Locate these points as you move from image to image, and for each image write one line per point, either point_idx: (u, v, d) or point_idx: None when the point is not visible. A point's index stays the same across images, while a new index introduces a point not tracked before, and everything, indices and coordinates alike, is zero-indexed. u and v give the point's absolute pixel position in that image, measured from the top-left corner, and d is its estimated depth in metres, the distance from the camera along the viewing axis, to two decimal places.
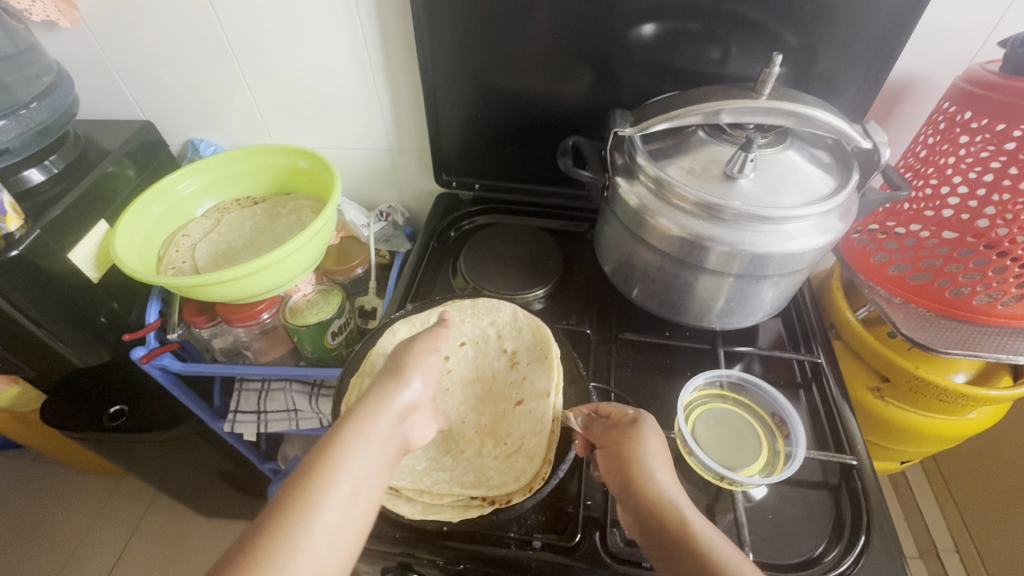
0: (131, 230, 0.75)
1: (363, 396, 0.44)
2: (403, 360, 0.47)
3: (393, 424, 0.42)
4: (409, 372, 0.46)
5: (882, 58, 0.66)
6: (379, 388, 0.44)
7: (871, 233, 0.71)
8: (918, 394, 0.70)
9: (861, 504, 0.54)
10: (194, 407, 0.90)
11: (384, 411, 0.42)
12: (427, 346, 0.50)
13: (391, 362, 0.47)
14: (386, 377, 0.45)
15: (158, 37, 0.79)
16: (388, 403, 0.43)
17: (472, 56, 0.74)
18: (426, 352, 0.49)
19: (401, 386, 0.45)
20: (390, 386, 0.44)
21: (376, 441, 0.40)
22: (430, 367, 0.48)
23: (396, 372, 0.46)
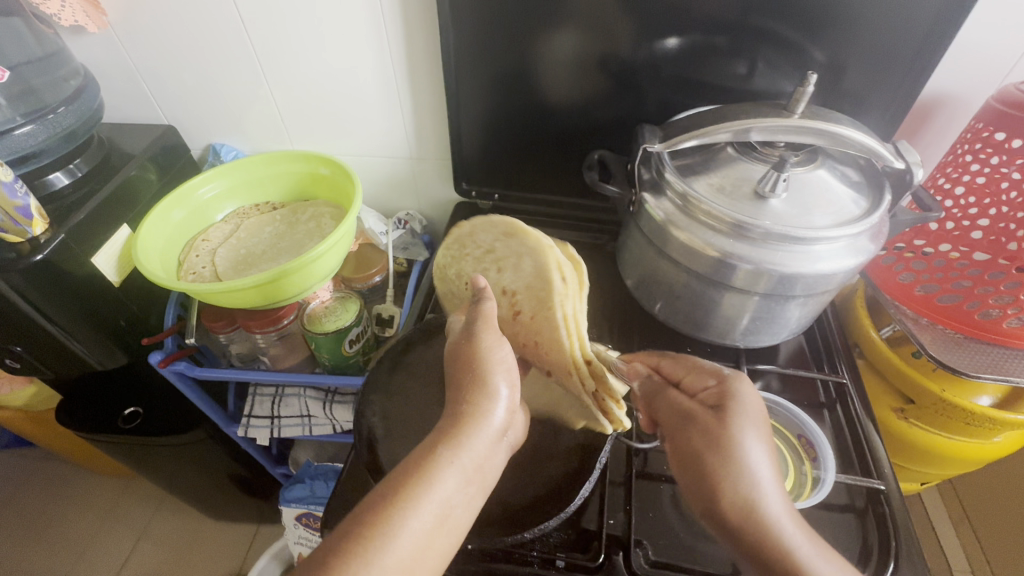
0: (152, 235, 0.75)
1: (452, 413, 0.45)
2: (483, 367, 0.47)
3: (489, 445, 0.44)
4: (495, 384, 0.47)
5: (911, 76, 0.65)
6: (472, 404, 0.45)
7: (897, 251, 0.71)
8: (943, 416, 0.69)
9: (889, 529, 0.54)
10: (209, 412, 0.90)
11: (480, 432, 0.44)
12: (497, 343, 0.49)
13: (468, 364, 0.48)
14: (474, 389, 0.46)
15: (184, 42, 0.79)
16: (482, 425, 0.44)
17: (497, 67, 0.74)
18: (503, 353, 0.49)
19: (492, 401, 0.46)
20: (485, 405, 0.46)
21: (469, 465, 0.42)
22: (512, 377, 0.49)
23: (487, 384, 0.46)
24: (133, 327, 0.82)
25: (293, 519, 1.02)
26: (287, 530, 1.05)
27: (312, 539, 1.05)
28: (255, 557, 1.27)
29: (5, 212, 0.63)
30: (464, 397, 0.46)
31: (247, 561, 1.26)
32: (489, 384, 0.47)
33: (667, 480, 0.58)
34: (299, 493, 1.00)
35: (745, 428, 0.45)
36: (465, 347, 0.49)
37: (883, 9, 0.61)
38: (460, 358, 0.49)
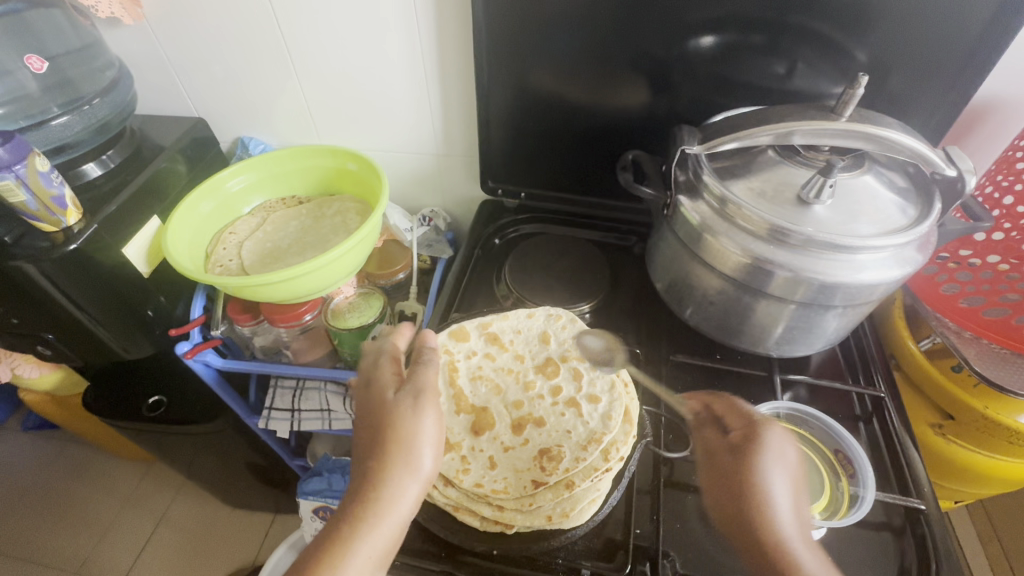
0: (181, 227, 0.75)
1: (367, 480, 0.44)
2: (407, 440, 0.46)
3: (402, 524, 0.44)
4: (419, 454, 0.46)
5: (962, 78, 0.62)
6: (389, 484, 0.44)
7: (941, 261, 0.68)
8: (984, 433, 0.66)
9: (929, 551, 0.51)
10: (232, 403, 0.91)
11: (394, 507, 0.44)
12: (421, 411, 0.47)
13: (387, 433, 0.46)
14: (392, 459, 0.45)
15: (215, 35, 0.79)
16: (397, 507, 0.44)
17: (526, 64, 0.73)
18: (428, 423, 0.47)
19: (411, 475, 0.45)
20: (403, 484, 0.45)
21: (376, 549, 0.42)
22: (439, 441, 0.48)
23: (407, 458, 0.45)
24: (161, 317, 0.83)
25: (310, 512, 1.03)
26: (304, 523, 1.05)
27: None
28: (270, 547, 1.28)
29: (42, 202, 0.64)
30: (379, 471, 0.44)
31: (263, 550, 1.28)
32: (407, 461, 0.45)
33: (695, 490, 0.56)
34: (317, 486, 1.00)
35: (769, 463, 0.47)
36: (398, 410, 0.47)
37: (934, 8, 0.58)
38: (381, 422, 0.47)
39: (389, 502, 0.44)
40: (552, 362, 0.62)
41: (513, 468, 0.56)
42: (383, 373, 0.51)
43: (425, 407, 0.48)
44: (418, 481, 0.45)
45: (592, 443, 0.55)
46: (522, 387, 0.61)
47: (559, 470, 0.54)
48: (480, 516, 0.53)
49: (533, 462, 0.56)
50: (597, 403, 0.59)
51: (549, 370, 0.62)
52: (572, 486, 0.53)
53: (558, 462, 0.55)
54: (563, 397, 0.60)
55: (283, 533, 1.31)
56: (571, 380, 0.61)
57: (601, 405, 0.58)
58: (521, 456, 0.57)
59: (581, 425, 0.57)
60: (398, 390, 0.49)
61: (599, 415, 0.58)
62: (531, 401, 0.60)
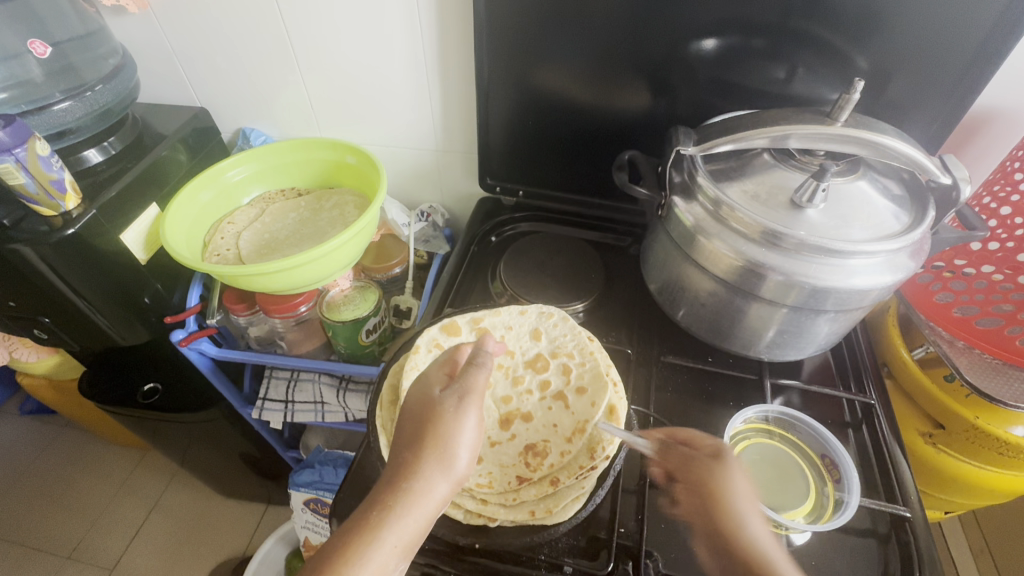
0: (179, 215, 0.76)
1: (398, 470, 0.44)
2: (443, 439, 0.45)
3: (427, 521, 0.44)
4: (453, 454, 0.45)
5: (963, 88, 0.62)
6: (421, 479, 0.44)
7: (935, 270, 0.68)
8: (975, 444, 0.66)
9: (912, 558, 0.51)
10: (226, 392, 0.92)
11: (422, 503, 0.43)
12: (463, 413, 0.46)
13: (426, 428, 0.45)
14: (427, 457, 0.44)
15: (219, 26, 0.80)
16: (424, 503, 0.43)
17: (526, 63, 0.74)
18: (468, 427, 0.46)
19: (443, 473, 0.44)
20: (433, 481, 0.44)
21: (400, 539, 0.42)
22: (473, 443, 0.46)
23: (442, 457, 0.44)
24: (157, 305, 0.83)
25: (301, 504, 1.03)
26: (294, 514, 1.05)
27: (318, 525, 1.05)
28: (261, 539, 1.28)
29: (41, 185, 0.64)
30: (413, 466, 0.44)
31: (253, 541, 1.28)
32: (441, 458, 0.44)
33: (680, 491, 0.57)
34: (308, 478, 1.00)
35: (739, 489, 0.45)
36: (442, 406, 0.46)
37: (935, 17, 0.58)
38: (422, 415, 0.46)
39: (420, 498, 0.43)
40: (543, 358, 0.62)
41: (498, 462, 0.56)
42: (434, 369, 0.50)
43: (469, 410, 0.47)
44: (446, 481, 0.45)
45: (578, 434, 0.55)
46: (511, 383, 0.61)
47: (544, 464, 0.54)
48: (463, 509, 0.53)
49: (519, 457, 0.56)
50: (583, 395, 0.59)
51: (538, 365, 0.62)
52: (560, 484, 0.53)
53: (545, 456, 0.55)
54: (552, 391, 0.60)
55: (275, 524, 1.32)
56: (560, 372, 0.61)
57: (587, 397, 0.58)
58: (508, 451, 0.56)
59: (567, 417, 0.57)
60: (445, 387, 0.48)
61: (584, 405, 0.58)
62: (520, 396, 0.60)
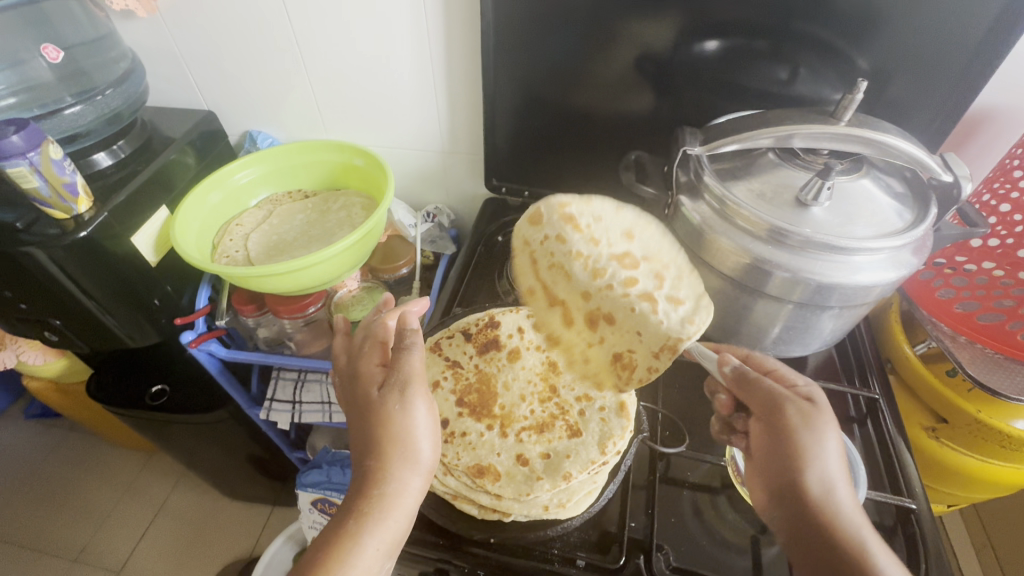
0: (189, 218, 0.77)
1: (363, 476, 0.45)
2: (391, 437, 0.46)
3: (409, 513, 0.46)
4: (410, 449, 0.46)
5: (962, 87, 0.63)
6: (394, 481, 0.45)
7: (936, 267, 0.69)
8: (977, 437, 0.67)
9: (919, 549, 0.52)
10: (233, 393, 0.92)
11: (399, 503, 0.45)
12: (409, 406, 0.47)
13: (375, 430, 0.46)
14: (388, 459, 0.45)
15: (227, 29, 0.80)
16: (403, 500, 0.46)
17: (533, 66, 0.75)
18: (419, 417, 0.47)
19: (410, 469, 0.46)
20: (405, 479, 0.46)
21: (383, 541, 0.44)
22: (428, 429, 0.48)
23: (404, 455, 0.46)
24: (166, 306, 0.83)
25: (309, 504, 1.04)
26: (302, 514, 1.06)
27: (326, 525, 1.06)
28: (268, 539, 1.29)
29: (54, 189, 0.65)
30: (377, 469, 0.45)
31: (260, 542, 1.28)
32: (404, 455, 0.46)
33: (689, 486, 0.57)
34: (315, 479, 1.01)
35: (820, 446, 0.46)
36: (389, 408, 0.46)
37: (934, 19, 0.59)
38: (371, 421, 0.47)
39: (396, 497, 0.45)
40: (631, 257, 0.54)
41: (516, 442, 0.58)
42: (369, 365, 0.51)
43: (418, 400, 0.47)
44: (417, 473, 0.47)
45: (666, 350, 0.53)
46: (592, 273, 0.55)
47: (634, 379, 0.56)
48: (478, 504, 0.54)
49: (612, 363, 0.58)
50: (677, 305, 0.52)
51: (625, 261, 0.54)
52: (575, 475, 0.54)
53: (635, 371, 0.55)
54: (638, 290, 0.54)
55: (281, 525, 1.32)
56: (652, 272, 0.53)
57: (681, 308, 0.52)
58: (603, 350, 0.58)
59: (652, 324, 0.53)
60: (383, 386, 0.48)
61: (677, 318, 0.52)
62: (599, 292, 0.55)
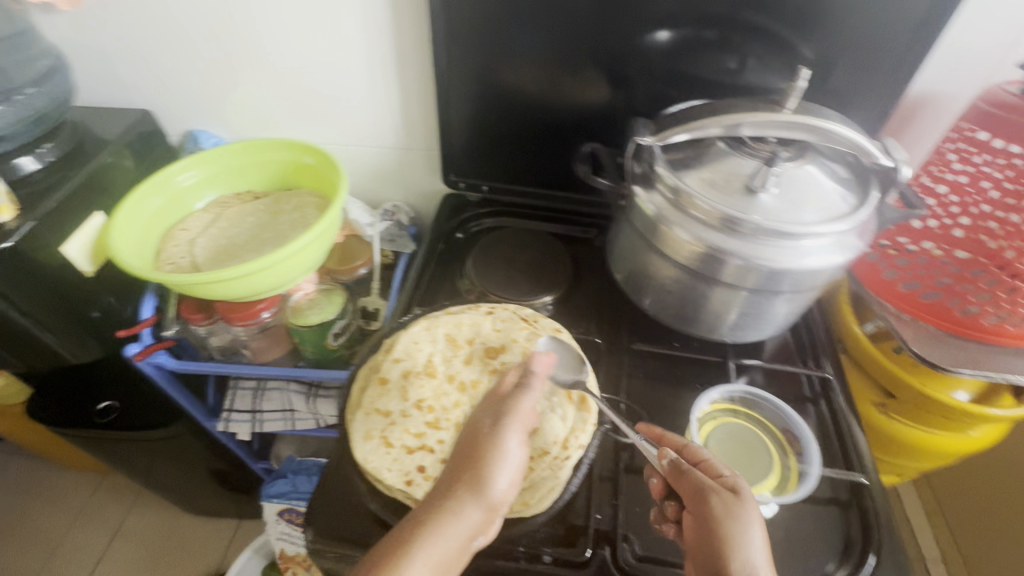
0: (128, 224, 0.73)
1: (435, 490, 0.46)
2: (476, 459, 0.46)
3: (461, 544, 0.43)
4: (479, 474, 0.45)
5: (898, 74, 0.66)
6: (454, 501, 0.44)
7: (881, 248, 0.70)
8: (923, 410, 0.70)
9: (871, 524, 0.54)
10: (188, 406, 0.89)
11: (451, 526, 0.43)
12: (499, 432, 0.48)
13: (463, 451, 0.48)
14: (458, 479, 0.45)
15: (163, 23, 0.76)
16: (456, 527, 0.43)
17: (486, 58, 0.73)
18: (510, 449, 0.47)
19: (472, 496, 0.44)
20: (465, 506, 0.44)
21: (429, 561, 0.41)
22: (513, 461, 0.47)
23: (472, 480, 0.45)
24: (110, 318, 0.80)
25: (275, 514, 0.99)
26: (269, 526, 1.02)
27: (294, 536, 1.02)
28: (235, 553, 1.25)
29: None
30: (448, 489, 0.45)
31: (227, 557, 1.24)
32: (474, 479, 0.45)
33: None
34: (281, 489, 0.98)
35: (757, 517, 0.43)
36: (481, 430, 0.49)
37: (871, 8, 0.61)
38: (462, 442, 0.49)
39: (452, 517, 0.43)
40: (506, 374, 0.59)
41: None
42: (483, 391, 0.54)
43: (509, 433, 0.48)
44: (478, 503, 0.44)
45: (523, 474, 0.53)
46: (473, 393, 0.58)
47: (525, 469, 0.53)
48: None
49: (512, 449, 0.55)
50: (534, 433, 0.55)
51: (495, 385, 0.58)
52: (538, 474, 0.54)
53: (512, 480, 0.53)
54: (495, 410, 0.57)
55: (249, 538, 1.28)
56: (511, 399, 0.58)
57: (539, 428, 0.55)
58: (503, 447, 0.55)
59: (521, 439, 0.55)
60: (485, 412, 0.51)
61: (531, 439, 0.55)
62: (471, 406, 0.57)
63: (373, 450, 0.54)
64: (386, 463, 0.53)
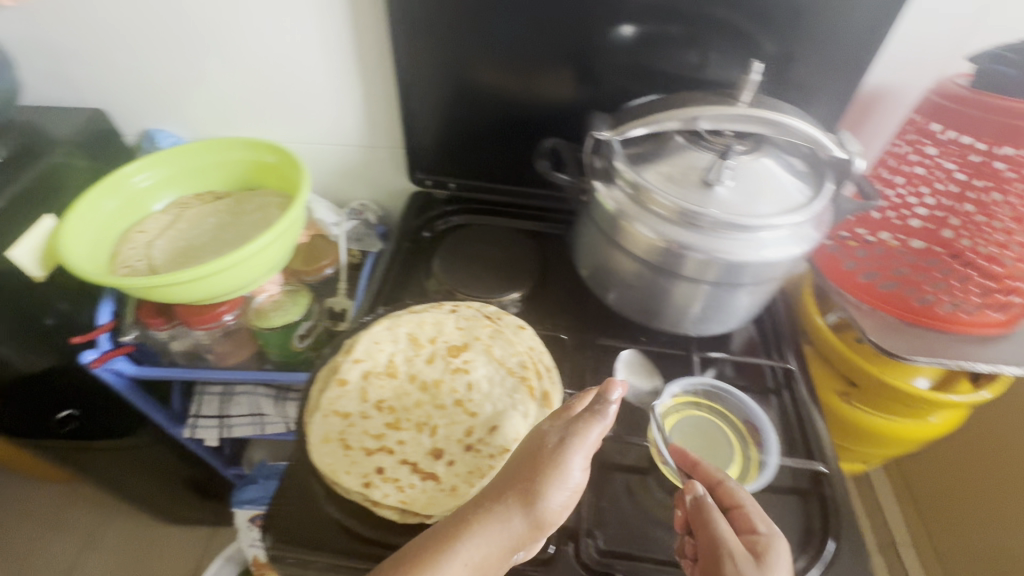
0: (81, 226, 0.71)
1: (485, 490, 0.45)
2: (536, 472, 0.44)
3: (502, 551, 0.42)
4: (534, 487, 0.43)
5: (855, 68, 0.67)
6: (502, 508, 0.43)
7: (842, 240, 0.72)
8: (883, 398, 0.71)
9: (830, 511, 0.55)
10: (152, 413, 0.86)
11: (494, 531, 0.42)
12: (563, 452, 0.44)
13: (523, 461, 0.45)
14: (512, 488, 0.43)
15: (115, 17, 0.74)
16: (500, 534, 0.42)
17: (448, 54, 0.72)
18: (573, 468, 0.44)
19: (521, 508, 0.43)
20: (511, 516, 0.42)
21: (469, 561, 0.41)
22: (573, 480, 0.44)
23: (524, 494, 0.43)
24: (65, 325, 0.78)
25: (247, 521, 0.98)
26: (242, 533, 1.00)
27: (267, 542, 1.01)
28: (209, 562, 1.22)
29: None
30: (499, 495, 0.43)
31: (200, 566, 1.21)
32: (526, 491, 0.43)
33: (619, 469, 0.58)
34: (253, 494, 0.98)
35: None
36: (543, 446, 0.45)
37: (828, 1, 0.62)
38: (524, 450, 0.46)
39: (497, 523, 0.42)
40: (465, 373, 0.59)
41: (432, 451, 0.54)
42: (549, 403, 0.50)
43: (573, 453, 0.44)
44: (525, 515, 0.43)
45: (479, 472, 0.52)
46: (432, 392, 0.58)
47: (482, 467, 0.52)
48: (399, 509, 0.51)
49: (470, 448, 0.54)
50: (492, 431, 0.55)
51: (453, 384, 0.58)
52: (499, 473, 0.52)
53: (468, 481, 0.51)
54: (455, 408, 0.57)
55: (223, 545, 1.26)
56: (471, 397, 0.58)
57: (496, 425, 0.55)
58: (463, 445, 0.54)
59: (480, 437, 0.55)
60: (552, 423, 0.47)
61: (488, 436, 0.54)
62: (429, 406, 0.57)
63: (329, 452, 0.53)
64: (343, 466, 0.52)
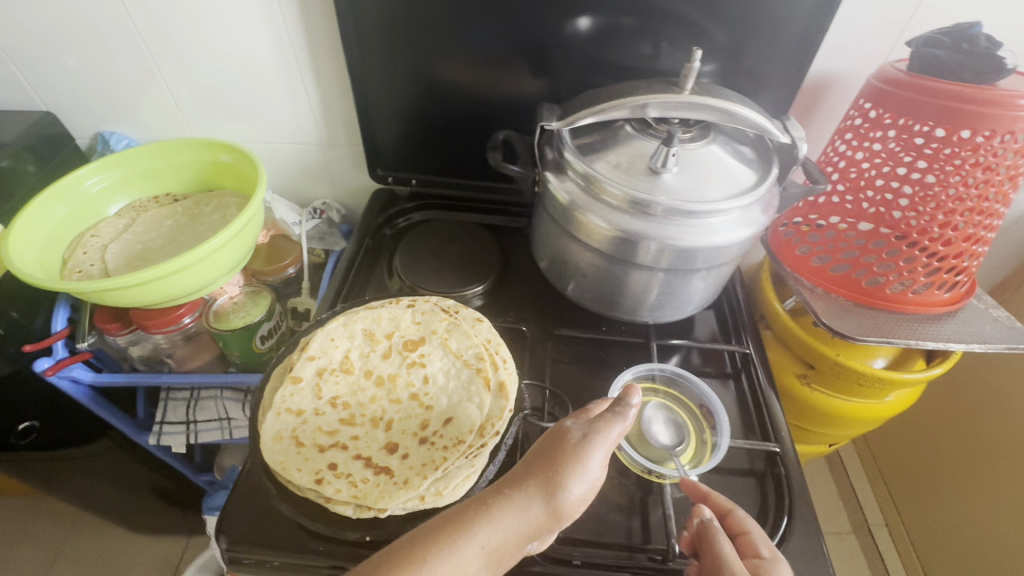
0: (29, 231, 0.69)
1: (503, 479, 0.43)
2: (560, 461, 0.43)
3: (518, 538, 0.40)
4: (557, 475, 0.42)
5: (802, 56, 0.68)
6: (525, 494, 0.41)
7: (796, 225, 0.74)
8: (839, 379, 0.73)
9: (784, 490, 0.56)
10: (114, 420, 0.84)
11: (513, 515, 0.40)
12: (587, 446, 0.44)
13: (544, 452, 0.44)
14: (535, 475, 0.42)
15: (59, 18, 0.72)
16: (520, 519, 0.40)
17: (403, 49, 0.72)
18: (594, 461, 0.43)
19: (540, 496, 0.41)
20: (533, 502, 0.41)
21: (488, 543, 0.38)
22: (592, 473, 0.43)
23: (546, 482, 0.42)
24: (14, 333, 0.74)
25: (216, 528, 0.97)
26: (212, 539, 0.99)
27: None
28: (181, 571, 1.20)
29: None
30: (520, 481, 0.42)
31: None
32: (547, 479, 0.42)
33: None
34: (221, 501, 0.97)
35: None
36: (567, 439, 0.44)
37: None
38: (546, 442, 0.45)
39: (517, 509, 0.40)
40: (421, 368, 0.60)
41: (386, 446, 0.55)
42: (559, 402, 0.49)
43: (595, 448, 0.44)
44: (545, 502, 0.41)
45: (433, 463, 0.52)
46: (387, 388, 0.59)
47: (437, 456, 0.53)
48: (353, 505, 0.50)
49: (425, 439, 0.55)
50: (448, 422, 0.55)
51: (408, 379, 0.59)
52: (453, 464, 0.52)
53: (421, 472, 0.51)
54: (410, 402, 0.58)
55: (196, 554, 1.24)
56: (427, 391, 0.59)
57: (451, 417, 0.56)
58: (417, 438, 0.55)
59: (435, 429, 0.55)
60: (574, 419, 0.46)
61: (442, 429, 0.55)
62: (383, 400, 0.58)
63: (282, 449, 0.52)
64: (296, 464, 0.52)
